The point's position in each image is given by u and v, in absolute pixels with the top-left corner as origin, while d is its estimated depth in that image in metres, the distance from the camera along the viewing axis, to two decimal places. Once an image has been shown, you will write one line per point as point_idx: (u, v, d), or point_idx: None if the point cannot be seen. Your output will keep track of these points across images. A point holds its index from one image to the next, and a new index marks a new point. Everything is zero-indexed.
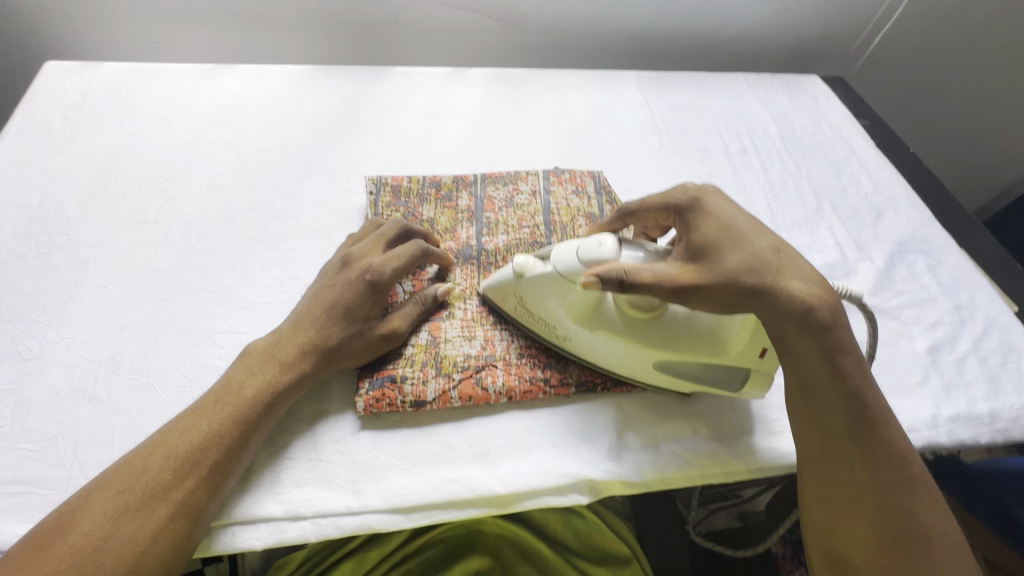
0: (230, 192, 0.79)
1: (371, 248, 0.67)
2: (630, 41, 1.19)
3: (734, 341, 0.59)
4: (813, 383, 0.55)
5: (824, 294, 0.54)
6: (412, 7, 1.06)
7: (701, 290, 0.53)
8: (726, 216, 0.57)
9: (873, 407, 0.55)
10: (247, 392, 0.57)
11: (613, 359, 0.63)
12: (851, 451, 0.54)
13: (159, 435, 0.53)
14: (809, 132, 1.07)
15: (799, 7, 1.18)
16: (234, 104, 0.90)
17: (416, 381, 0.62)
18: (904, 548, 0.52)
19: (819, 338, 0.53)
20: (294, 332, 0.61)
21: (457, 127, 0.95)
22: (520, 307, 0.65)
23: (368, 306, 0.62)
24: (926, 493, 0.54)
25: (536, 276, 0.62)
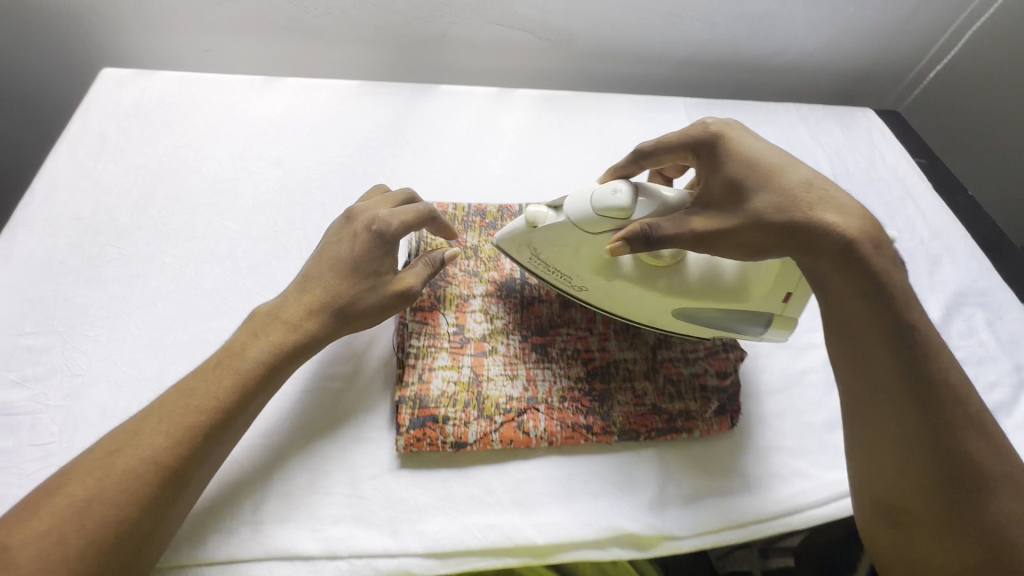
0: (277, 210, 0.79)
1: (373, 205, 0.66)
2: (678, 66, 1.16)
3: (758, 285, 0.62)
4: (857, 326, 0.55)
5: (867, 229, 0.54)
6: (460, 24, 1.05)
7: (728, 236, 0.55)
8: (755, 151, 0.57)
9: (925, 346, 0.53)
10: (248, 354, 0.56)
11: (635, 305, 0.67)
12: (902, 390, 0.53)
13: (160, 399, 0.53)
14: (862, 169, 1.03)
15: (857, 38, 1.15)
16: (283, 119, 0.90)
17: (457, 423, 0.61)
18: (959, 488, 0.51)
19: (861, 279, 0.53)
20: (300, 292, 0.61)
21: (502, 151, 0.94)
22: (535, 261, 0.68)
23: (372, 260, 0.62)
24: (986, 432, 0.52)
25: (549, 227, 0.63)
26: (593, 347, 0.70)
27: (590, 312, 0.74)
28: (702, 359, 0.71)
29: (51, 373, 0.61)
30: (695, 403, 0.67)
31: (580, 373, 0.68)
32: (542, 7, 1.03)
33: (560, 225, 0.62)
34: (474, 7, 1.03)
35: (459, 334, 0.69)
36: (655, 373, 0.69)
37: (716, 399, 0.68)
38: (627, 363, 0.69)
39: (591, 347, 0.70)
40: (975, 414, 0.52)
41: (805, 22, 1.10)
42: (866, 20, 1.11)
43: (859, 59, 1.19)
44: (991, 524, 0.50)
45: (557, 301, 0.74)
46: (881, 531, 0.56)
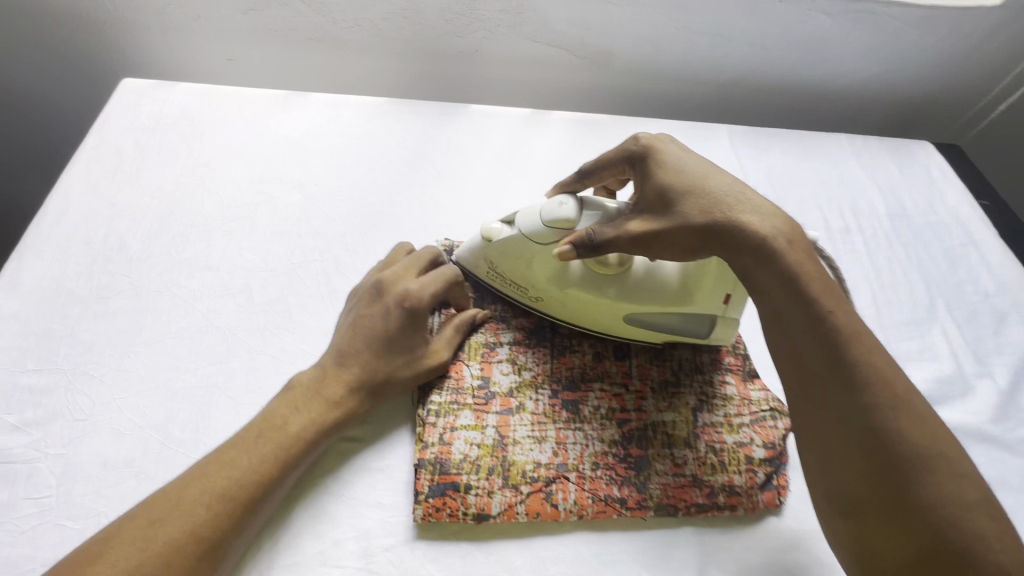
0: (296, 239, 0.75)
1: (403, 274, 0.62)
2: (723, 89, 1.09)
3: (701, 288, 0.64)
4: (783, 315, 0.54)
5: (781, 224, 0.55)
6: (495, 40, 1.00)
7: (661, 238, 0.57)
8: (678, 160, 0.59)
9: (844, 329, 0.51)
10: (290, 428, 0.53)
11: (586, 314, 0.67)
12: (830, 373, 0.50)
13: (197, 466, 0.50)
14: (920, 210, 0.96)
15: (918, 66, 1.06)
16: (306, 139, 0.86)
17: (480, 492, 0.57)
18: (898, 471, 0.47)
19: (775, 263, 0.54)
20: (338, 366, 0.57)
21: (534, 180, 0.88)
22: (491, 272, 0.70)
23: (408, 338, 0.59)
24: (919, 412, 0.48)
25: (503, 237, 0.67)
26: (628, 407, 0.65)
27: (626, 366, 0.68)
28: (747, 425, 0.65)
29: (52, 417, 0.57)
30: (739, 477, 0.61)
31: (615, 436, 0.62)
32: (582, 24, 0.97)
33: (511, 234, 0.66)
34: (510, 22, 0.97)
35: (484, 388, 0.64)
36: (696, 440, 0.63)
37: (762, 471, 0.62)
38: (666, 427, 0.64)
39: (627, 407, 0.65)
40: (902, 394, 0.49)
41: (862, 47, 1.03)
42: (929, 47, 1.03)
43: (918, 88, 1.11)
44: (930, 506, 0.45)
45: (590, 352, 0.69)
46: (837, 528, 0.51)
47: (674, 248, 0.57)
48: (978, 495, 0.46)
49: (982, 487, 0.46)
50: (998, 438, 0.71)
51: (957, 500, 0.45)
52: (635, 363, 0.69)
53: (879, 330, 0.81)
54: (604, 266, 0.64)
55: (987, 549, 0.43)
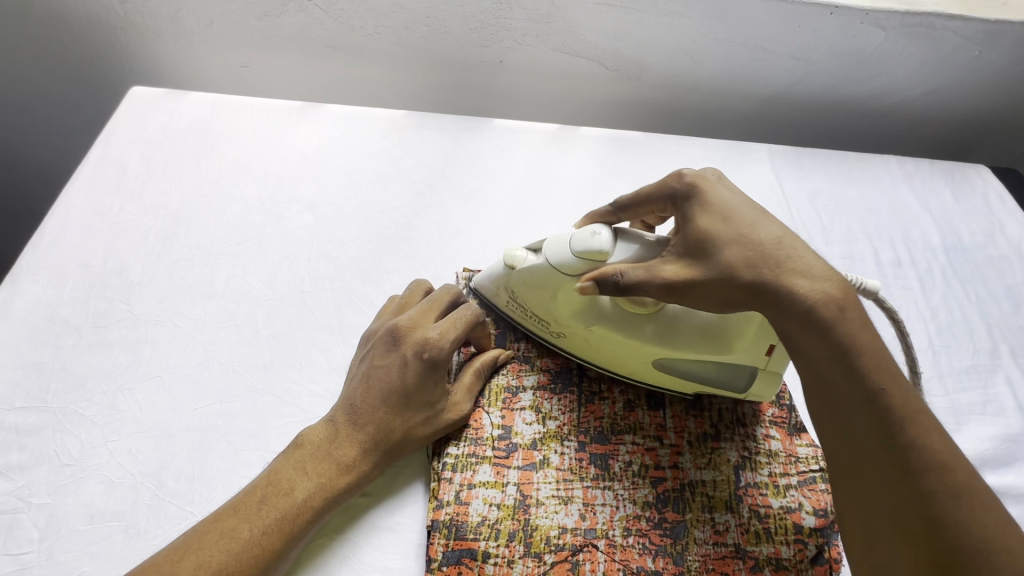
0: (306, 265, 0.70)
1: (422, 319, 0.56)
2: (762, 104, 1.02)
3: (740, 338, 0.56)
4: (826, 383, 0.46)
5: (833, 286, 0.48)
6: (521, 50, 0.94)
7: (699, 288, 0.51)
8: (724, 204, 0.53)
9: (897, 401, 0.44)
10: (297, 495, 0.49)
11: (610, 355, 0.61)
12: (877, 448, 0.43)
13: (192, 535, 0.46)
14: (979, 243, 0.88)
15: (977, 84, 0.99)
16: (320, 154, 0.81)
17: (499, 561, 0.51)
18: (957, 567, 0.39)
19: (816, 324, 0.47)
20: (350, 423, 0.53)
21: (560, 203, 0.82)
22: (512, 302, 0.65)
23: (427, 392, 0.54)
24: (987, 504, 0.40)
25: (527, 264, 0.61)
26: (663, 463, 0.59)
27: (660, 417, 0.62)
28: (795, 487, 0.58)
29: (39, 461, 0.53)
30: (787, 549, 0.55)
31: (649, 497, 0.56)
32: (615, 35, 0.91)
33: (536, 262, 0.60)
34: (538, 32, 0.91)
35: (505, 439, 0.58)
36: (738, 504, 0.57)
37: (813, 544, 0.55)
38: (706, 488, 0.58)
39: (661, 463, 0.59)
40: (965, 481, 0.41)
41: (916, 64, 0.95)
42: (990, 64, 0.95)
43: (973, 108, 1.03)
44: None
45: (620, 399, 0.63)
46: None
47: (711, 298, 0.51)
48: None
49: None
50: None
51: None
52: (670, 413, 0.62)
53: (938, 378, 0.74)
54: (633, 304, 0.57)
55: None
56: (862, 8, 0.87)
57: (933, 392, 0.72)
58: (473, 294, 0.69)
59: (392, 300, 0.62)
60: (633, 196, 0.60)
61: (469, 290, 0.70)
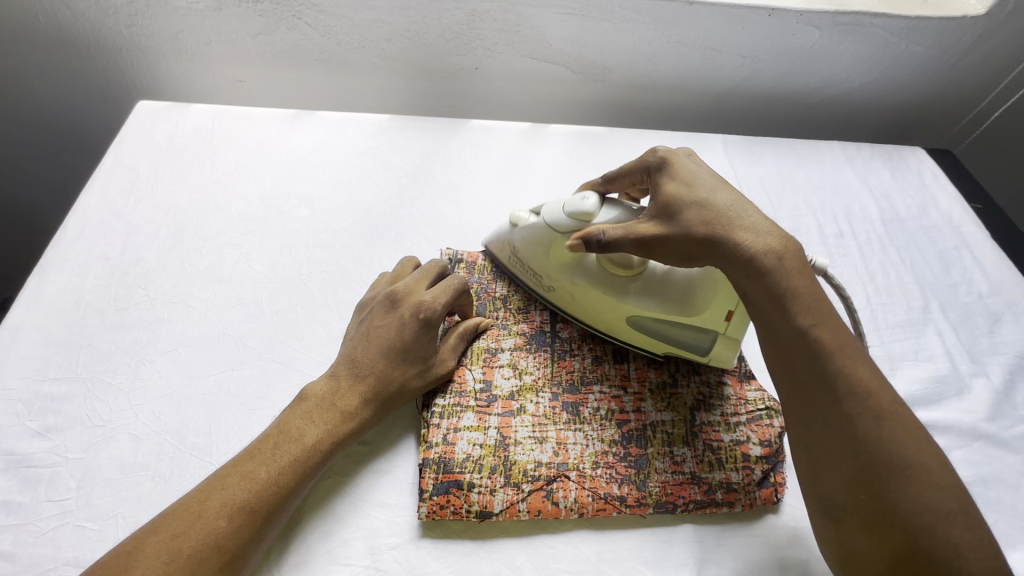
0: (304, 251, 0.78)
1: (414, 285, 0.64)
2: (716, 100, 1.12)
3: (705, 301, 0.63)
4: (773, 327, 0.54)
5: (774, 241, 0.56)
6: (494, 57, 1.03)
7: (663, 242, 0.59)
8: (689, 174, 0.62)
9: (828, 339, 0.52)
10: (306, 440, 0.55)
11: (591, 310, 0.69)
12: (815, 379, 0.51)
13: (214, 479, 0.51)
14: (913, 215, 0.98)
15: (907, 75, 1.09)
16: (313, 155, 0.90)
17: (483, 490, 0.58)
18: (877, 475, 0.47)
19: (762, 277, 0.55)
20: (351, 377, 0.60)
21: (533, 190, 0.91)
22: (515, 259, 0.74)
23: (421, 347, 0.62)
24: (904, 424, 0.48)
25: (528, 226, 0.71)
26: (628, 408, 0.66)
27: (624, 369, 0.70)
28: (744, 424, 0.66)
29: (73, 423, 0.60)
30: (737, 474, 0.62)
31: (615, 436, 0.64)
32: (578, 41, 1.01)
33: (534, 225, 0.70)
34: (508, 40, 1.00)
35: (486, 391, 0.65)
36: (694, 439, 0.64)
37: (760, 469, 0.63)
38: (665, 427, 0.65)
39: (625, 408, 0.66)
40: (887, 406, 0.49)
41: (852, 58, 1.05)
42: (917, 56, 1.05)
43: (907, 96, 1.13)
44: (908, 512, 0.45)
45: (589, 355, 0.71)
46: (827, 540, 0.51)
47: (672, 253, 0.60)
48: (959, 506, 0.45)
49: (962, 497, 0.46)
50: (992, 435, 0.71)
51: (941, 510, 0.45)
52: (634, 365, 0.70)
53: (874, 331, 0.82)
54: (615, 264, 0.66)
55: (964, 558, 0.43)
56: (796, 10, 0.96)
57: (871, 343, 0.81)
58: (484, 251, 0.81)
59: (386, 272, 0.70)
60: (619, 171, 0.69)
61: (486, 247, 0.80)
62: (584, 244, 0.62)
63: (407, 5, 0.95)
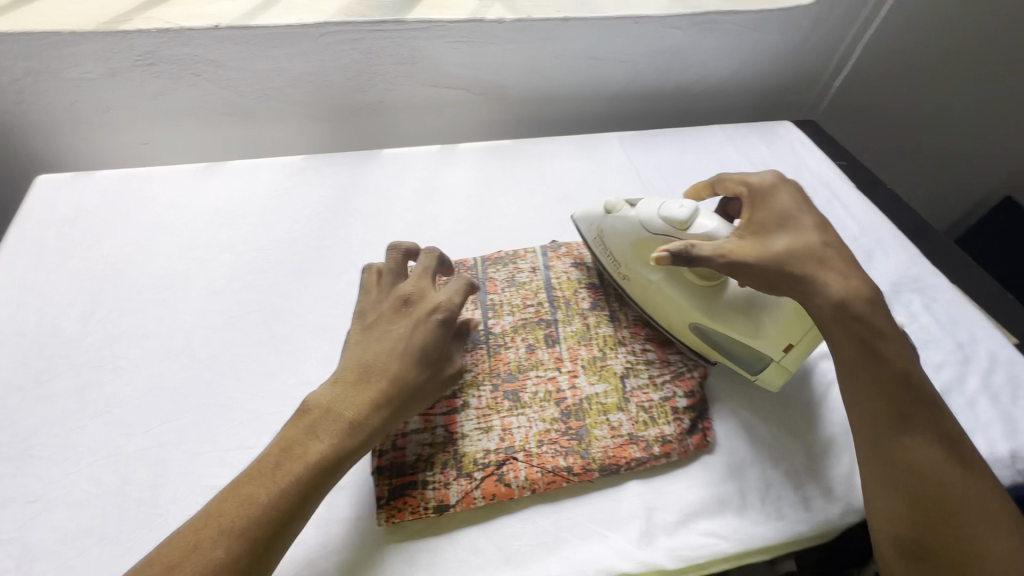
0: (232, 295, 0.79)
1: (422, 287, 0.66)
2: (609, 101, 1.23)
3: (767, 330, 0.66)
4: (860, 371, 0.58)
5: (862, 290, 0.61)
6: (397, 89, 1.09)
7: (749, 268, 0.62)
8: (788, 208, 0.67)
9: (914, 388, 0.57)
10: (310, 455, 0.54)
11: (657, 307, 0.74)
12: (905, 425, 0.56)
13: (214, 504, 0.51)
14: (790, 178, 1.10)
15: (766, 58, 1.24)
16: (229, 203, 0.91)
17: (437, 486, 0.61)
18: (963, 516, 0.52)
19: (853, 328, 0.59)
20: (365, 382, 0.58)
21: (452, 206, 0.96)
22: (601, 244, 0.78)
23: (438, 348, 0.63)
24: (978, 469, 0.54)
25: (621, 216, 0.75)
26: (564, 386, 0.71)
27: (557, 351, 0.74)
28: (669, 381, 0.73)
29: (4, 503, 0.59)
30: (669, 427, 0.68)
31: (555, 413, 0.68)
32: (472, 65, 1.08)
33: (626, 217, 0.74)
34: (407, 72, 1.07)
35: None
36: (627, 403, 0.70)
37: (688, 418, 0.69)
38: (599, 397, 0.70)
39: (562, 387, 0.71)
40: (965, 453, 0.55)
41: (716, 52, 1.19)
42: (770, 44, 1.21)
43: (769, 77, 1.29)
44: (992, 552, 0.50)
45: (523, 345, 0.75)
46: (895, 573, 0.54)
47: (754, 275, 0.63)
48: None
49: None
50: None
51: None
52: (566, 346, 0.75)
53: None
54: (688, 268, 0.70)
55: None
56: (658, 16, 1.08)
57: None
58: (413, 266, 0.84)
59: (386, 255, 0.71)
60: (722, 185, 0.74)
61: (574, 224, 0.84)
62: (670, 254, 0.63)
63: (303, 51, 0.99)
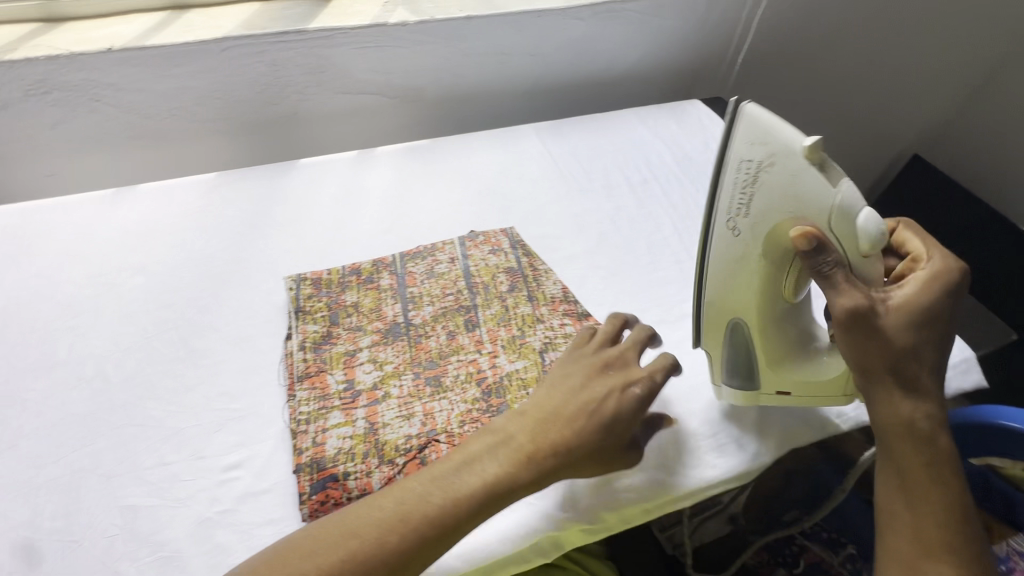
0: (146, 316, 0.78)
1: (627, 356, 0.67)
2: (524, 94, 1.26)
3: (793, 373, 0.68)
4: (920, 468, 0.58)
5: (938, 418, 0.60)
6: (310, 99, 1.10)
7: (868, 335, 0.58)
8: (944, 305, 0.61)
9: (959, 512, 0.57)
10: (483, 472, 0.57)
11: (723, 276, 0.67)
12: (945, 533, 0.56)
13: (400, 487, 0.56)
14: (700, 152, 1.16)
15: (669, 42, 1.30)
16: (141, 226, 0.90)
17: (359, 476, 0.61)
18: None
19: (918, 439, 0.58)
20: (549, 424, 0.60)
21: (371, 207, 0.97)
22: (752, 168, 0.61)
23: (625, 422, 0.62)
24: None
25: (812, 174, 0.59)
26: (484, 367, 0.73)
27: (477, 335, 0.76)
28: None
29: None
30: None
31: (476, 394, 0.70)
32: (382, 70, 1.10)
33: (829, 184, 0.58)
34: (317, 81, 1.07)
35: (349, 389, 0.69)
36: None
37: None
38: (518, 374, 0.72)
39: (482, 368, 0.73)
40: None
41: (620, 39, 1.24)
42: (670, 28, 1.27)
43: (676, 60, 1.35)
44: None
45: (443, 332, 0.76)
46: None
47: (863, 346, 0.59)
48: None
49: None
50: None
51: None
52: (485, 329, 0.77)
53: (685, 249, 0.96)
54: (793, 279, 0.65)
55: None
56: (558, 9, 1.13)
57: (687, 258, 0.94)
58: (332, 268, 0.85)
59: (607, 318, 0.72)
60: (901, 242, 0.67)
61: (738, 117, 0.61)
62: (811, 242, 0.58)
63: (207, 68, 0.99)
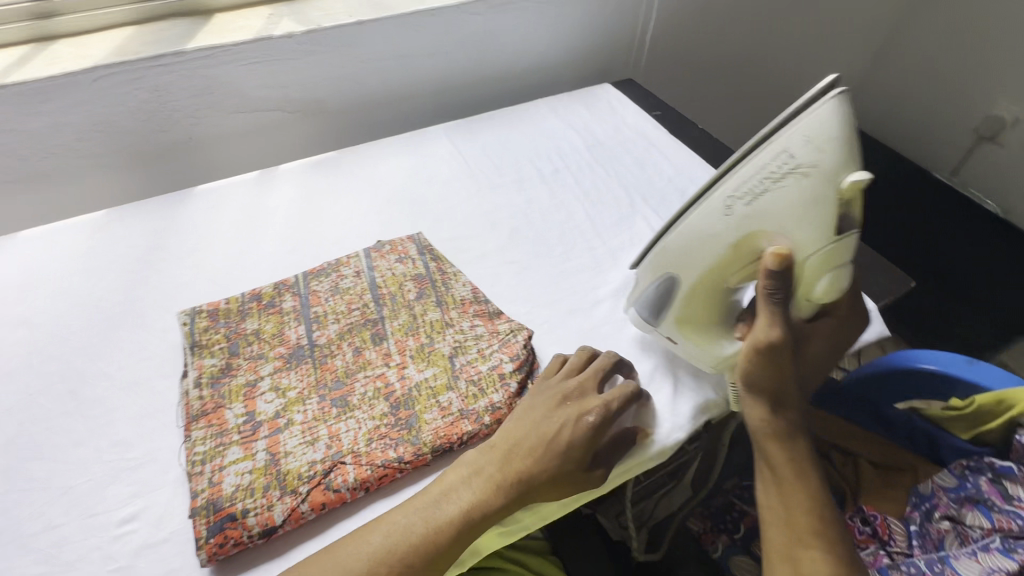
0: (30, 372, 0.73)
1: (587, 386, 0.66)
2: (432, 95, 1.24)
3: (690, 334, 0.71)
4: (791, 462, 0.61)
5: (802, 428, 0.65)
6: (203, 122, 1.05)
7: (775, 362, 0.62)
8: (833, 354, 0.71)
9: (828, 500, 0.60)
10: (459, 500, 0.57)
11: (691, 236, 0.65)
12: (821, 518, 0.58)
13: (378, 527, 0.56)
14: (610, 136, 1.16)
15: (573, 29, 1.30)
16: (22, 276, 0.85)
17: (259, 511, 0.59)
18: None
19: (787, 441, 0.63)
20: (512, 455, 0.60)
21: (275, 228, 0.94)
22: (787, 164, 0.56)
23: (584, 452, 0.61)
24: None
25: (826, 214, 0.57)
26: (392, 381, 0.71)
27: (384, 348, 0.74)
28: (496, 350, 0.75)
29: None
30: (498, 394, 0.70)
31: (384, 409, 0.68)
32: (276, 84, 1.06)
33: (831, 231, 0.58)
34: (208, 103, 1.03)
35: (250, 421, 0.66)
36: (456, 381, 0.71)
37: (515, 381, 0.71)
38: (427, 382, 0.71)
39: (390, 382, 0.71)
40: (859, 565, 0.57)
41: (523, 31, 1.23)
42: (571, 15, 1.27)
43: (584, 47, 1.35)
44: None
45: (349, 349, 0.74)
46: None
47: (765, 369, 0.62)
48: None
49: None
50: None
51: None
52: (393, 341, 0.75)
53: (597, 235, 0.96)
54: (743, 275, 0.65)
55: None
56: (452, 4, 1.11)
57: (598, 245, 0.94)
58: (231, 297, 0.81)
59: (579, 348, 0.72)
60: None
61: (821, 105, 0.54)
62: (779, 265, 0.60)
63: (81, 101, 0.93)
